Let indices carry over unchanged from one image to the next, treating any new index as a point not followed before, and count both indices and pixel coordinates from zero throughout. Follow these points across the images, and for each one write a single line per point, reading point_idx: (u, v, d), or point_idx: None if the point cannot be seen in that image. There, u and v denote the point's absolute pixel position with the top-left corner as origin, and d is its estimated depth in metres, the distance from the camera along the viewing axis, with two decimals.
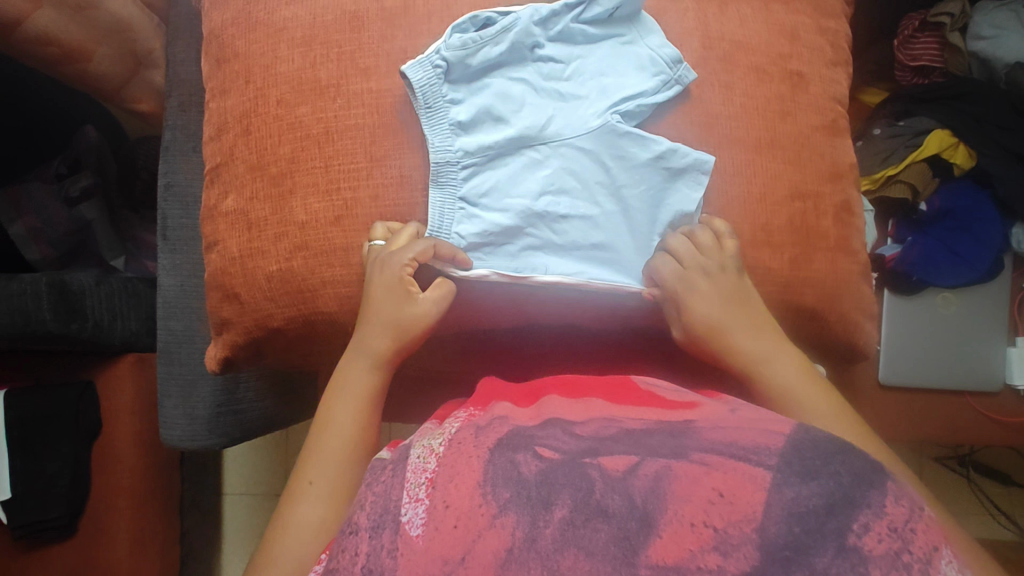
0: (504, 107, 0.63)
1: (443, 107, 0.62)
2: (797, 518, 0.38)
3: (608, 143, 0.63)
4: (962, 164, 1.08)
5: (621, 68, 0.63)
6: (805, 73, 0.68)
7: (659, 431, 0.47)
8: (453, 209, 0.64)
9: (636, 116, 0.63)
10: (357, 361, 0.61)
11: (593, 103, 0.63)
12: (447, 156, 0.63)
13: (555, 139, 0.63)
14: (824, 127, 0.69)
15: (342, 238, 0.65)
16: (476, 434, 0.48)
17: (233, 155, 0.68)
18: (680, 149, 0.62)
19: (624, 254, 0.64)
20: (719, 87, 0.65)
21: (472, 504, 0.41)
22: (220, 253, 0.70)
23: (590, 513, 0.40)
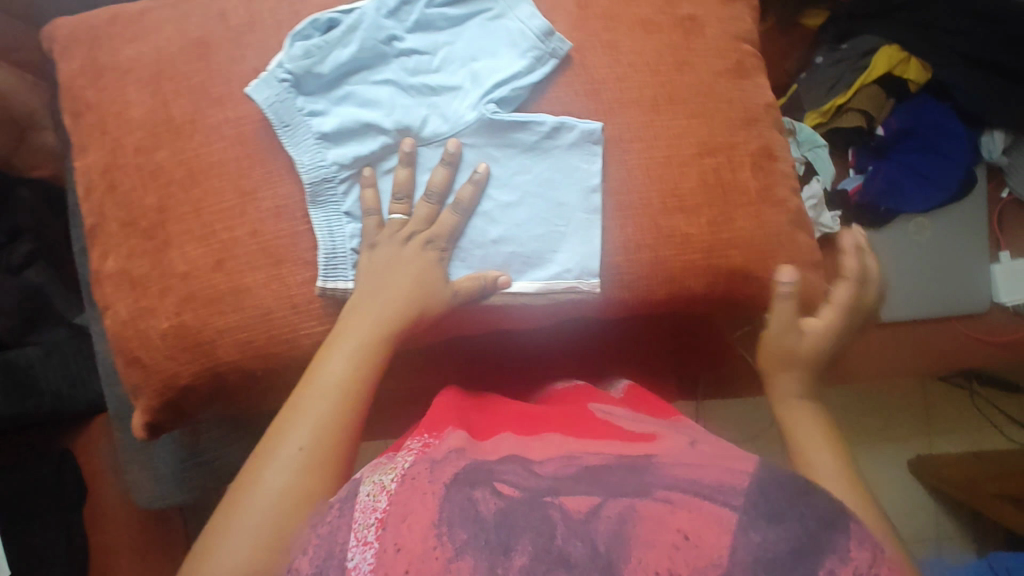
0: (372, 111, 0.56)
1: (303, 121, 0.55)
2: (764, 565, 0.35)
3: (490, 137, 0.57)
4: (917, 79, 1.00)
5: (491, 48, 0.57)
6: (697, 17, 0.63)
7: (618, 466, 0.43)
8: (340, 226, 0.58)
9: (516, 101, 0.57)
10: (347, 345, 0.53)
11: (467, 93, 0.57)
12: (321, 174, 0.56)
13: (434, 139, 0.57)
14: (729, 70, 0.63)
15: (226, 282, 0.60)
16: (431, 468, 0.44)
17: (105, 214, 0.63)
18: (566, 123, 0.57)
19: (531, 247, 0.59)
20: (603, 50, 0.59)
21: (425, 546, 0.38)
22: (113, 318, 0.65)
23: (550, 563, 0.37)
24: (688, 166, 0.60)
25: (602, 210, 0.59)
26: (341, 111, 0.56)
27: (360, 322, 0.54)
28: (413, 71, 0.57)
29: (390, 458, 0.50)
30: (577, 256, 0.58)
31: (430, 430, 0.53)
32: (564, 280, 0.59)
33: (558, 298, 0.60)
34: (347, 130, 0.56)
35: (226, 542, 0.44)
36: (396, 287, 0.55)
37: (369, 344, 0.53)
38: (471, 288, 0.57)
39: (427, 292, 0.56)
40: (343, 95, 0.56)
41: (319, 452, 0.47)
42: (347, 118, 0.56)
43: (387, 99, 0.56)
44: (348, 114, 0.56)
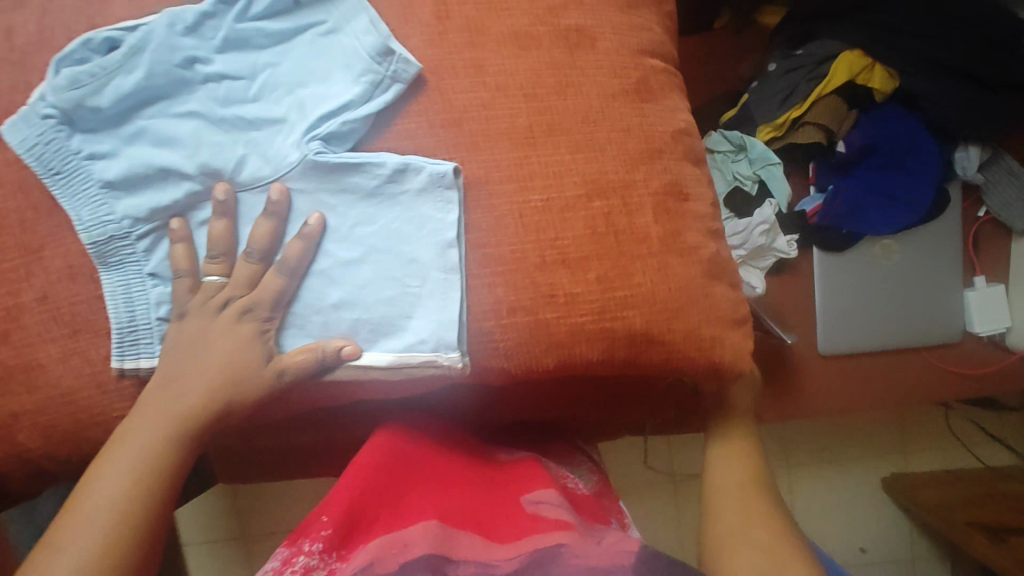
0: (170, 152, 0.46)
1: (80, 167, 0.45)
2: None
3: (320, 182, 0.46)
4: (881, 89, 0.89)
5: (319, 71, 0.47)
6: (585, 27, 0.52)
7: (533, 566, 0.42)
8: (143, 292, 0.48)
9: (352, 135, 0.46)
10: (137, 448, 0.44)
11: (290, 127, 0.46)
12: (107, 230, 0.46)
13: (253, 184, 0.47)
14: (628, 91, 0.52)
15: (14, 358, 0.50)
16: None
17: None
18: (412, 164, 0.46)
19: (379, 314, 0.48)
20: (466, 70, 0.49)
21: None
22: None
23: None
24: (572, 212, 0.49)
25: (463, 267, 0.48)
26: (132, 153, 0.46)
27: (152, 417, 0.45)
28: (224, 101, 0.46)
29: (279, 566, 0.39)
30: (432, 323, 0.47)
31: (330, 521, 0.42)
32: (419, 352, 0.48)
33: (415, 373, 0.49)
34: (139, 175, 0.46)
35: None
36: (201, 376, 0.46)
37: (163, 448, 0.45)
38: (305, 364, 0.47)
39: (240, 378, 0.46)
40: (133, 131, 0.46)
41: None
42: (138, 161, 0.45)
43: (188, 137, 0.46)
44: (139, 156, 0.45)
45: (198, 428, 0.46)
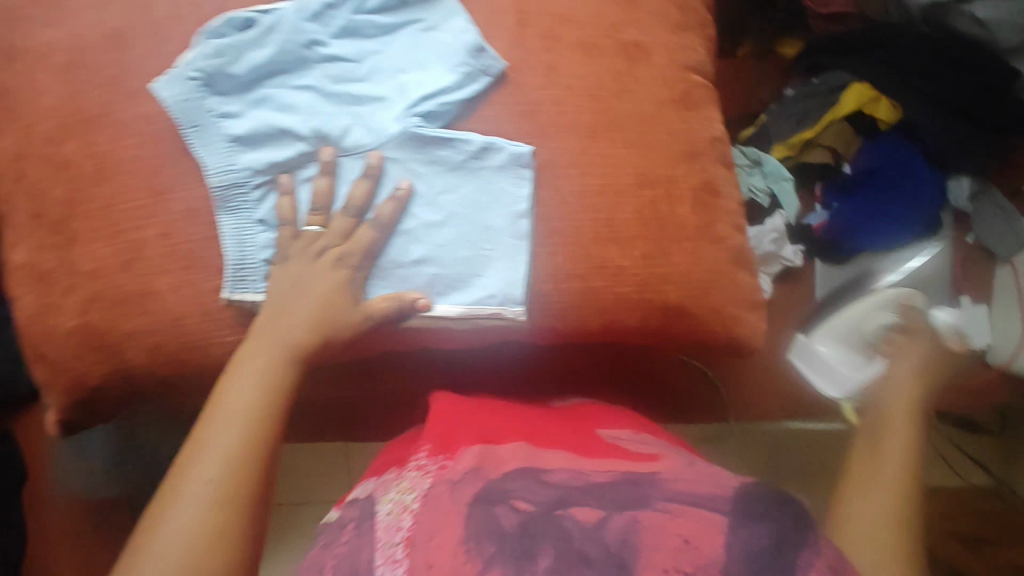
0: (289, 117, 0.54)
1: (212, 123, 0.53)
2: (751, 560, 0.42)
3: (415, 153, 0.55)
4: (886, 118, 0.98)
5: (420, 61, 0.56)
6: (642, 43, 0.61)
7: (623, 484, 0.48)
8: (253, 234, 0.56)
9: (443, 115, 0.55)
10: (252, 364, 0.50)
11: (392, 105, 0.55)
12: (229, 178, 0.54)
13: (356, 151, 0.55)
14: (675, 100, 0.61)
15: (135, 284, 0.58)
16: (450, 489, 0.48)
17: (12, 203, 0.60)
18: (495, 144, 0.55)
19: (453, 271, 0.56)
20: (542, 72, 0.58)
21: (456, 561, 0.43)
22: (19, 312, 0.63)
23: (573, 562, 0.42)
24: (621, 199, 0.57)
25: (530, 236, 0.56)
26: (258, 114, 0.54)
27: (266, 343, 0.51)
28: (337, 79, 0.55)
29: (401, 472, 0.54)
30: (502, 281, 0.56)
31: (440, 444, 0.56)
32: (488, 306, 0.56)
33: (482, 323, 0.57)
34: (262, 134, 0.54)
35: None
36: (302, 304, 0.52)
37: (277, 367, 0.50)
38: (386, 310, 0.55)
39: (330, 316, 0.53)
40: (260, 98, 0.54)
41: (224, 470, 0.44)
42: (261, 122, 0.54)
43: (306, 106, 0.54)
44: (263, 118, 0.54)
45: (305, 354, 0.52)
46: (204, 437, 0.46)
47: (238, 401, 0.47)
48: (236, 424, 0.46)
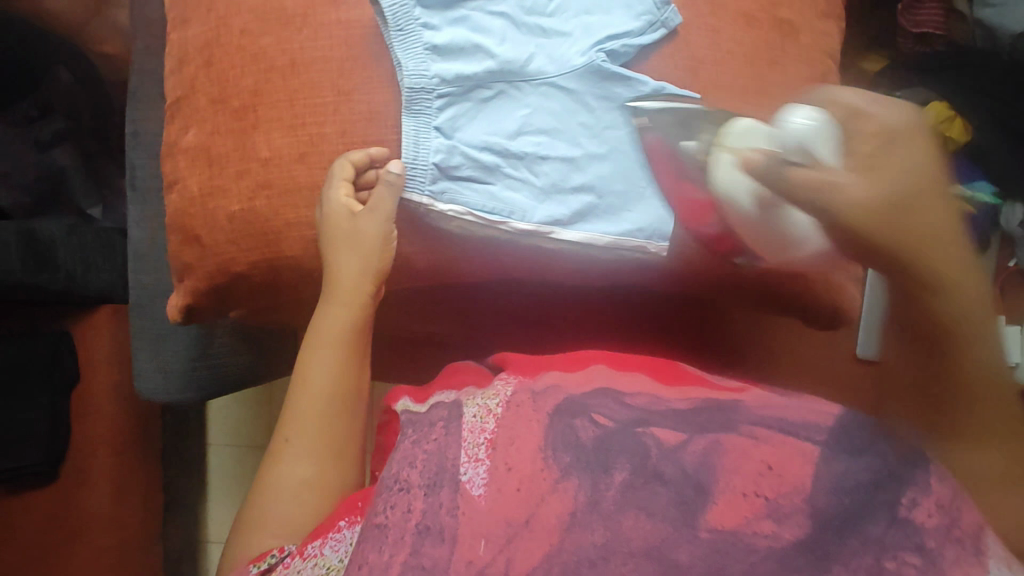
0: (484, 37, 0.61)
1: (416, 30, 0.60)
2: (845, 492, 0.45)
3: (595, 84, 0.62)
4: (957, 139, 1.04)
5: (606, 6, 0.62)
6: (793, 21, 0.66)
7: (706, 408, 0.53)
8: (428, 138, 0.61)
9: (620, 57, 0.63)
10: (325, 353, 0.58)
11: (577, 41, 0.62)
12: (421, 83, 0.60)
13: (537, 77, 0.61)
14: (814, 79, 0.67)
15: (307, 177, 0.62)
16: (533, 398, 0.55)
17: (195, 88, 0.64)
18: (664, 88, 0.62)
19: (606, 204, 0.63)
20: (706, 32, 0.64)
21: (534, 467, 0.47)
22: (179, 193, 0.66)
23: (648, 476, 0.47)
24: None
25: None
26: (455, 30, 0.60)
27: (346, 281, 0.60)
28: (530, 11, 0.62)
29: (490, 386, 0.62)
30: (652, 216, 0.64)
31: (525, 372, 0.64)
32: (633, 239, 0.64)
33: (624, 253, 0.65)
34: (457, 48, 0.60)
35: (276, 468, 0.55)
36: (352, 265, 0.60)
37: (355, 302, 0.60)
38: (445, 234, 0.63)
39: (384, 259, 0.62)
40: (459, 16, 0.61)
41: (313, 445, 0.56)
42: (458, 37, 0.60)
43: (499, 30, 0.61)
44: (461, 35, 0.60)
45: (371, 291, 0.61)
46: (306, 363, 0.58)
47: (327, 328, 0.59)
48: (319, 408, 0.57)
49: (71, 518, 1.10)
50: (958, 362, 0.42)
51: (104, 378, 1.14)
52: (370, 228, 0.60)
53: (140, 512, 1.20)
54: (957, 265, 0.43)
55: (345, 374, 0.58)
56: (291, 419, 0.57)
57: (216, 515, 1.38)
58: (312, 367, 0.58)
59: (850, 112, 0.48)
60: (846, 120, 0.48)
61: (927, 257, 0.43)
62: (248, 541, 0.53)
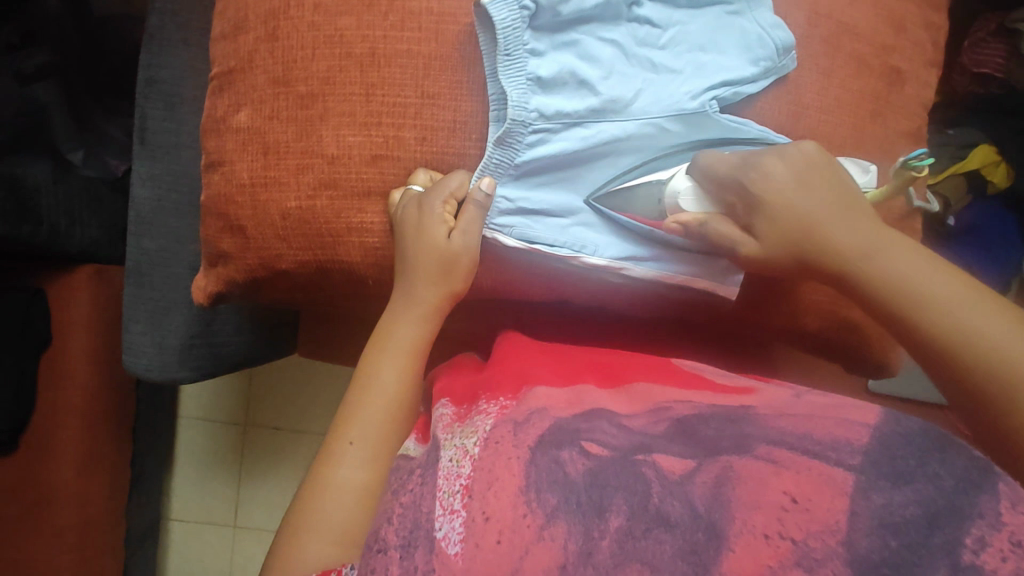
0: (589, 66, 0.57)
1: (523, 57, 0.55)
2: (893, 530, 0.37)
3: (695, 130, 0.59)
4: (998, 184, 1.04)
5: (721, 42, 0.59)
6: (902, 69, 0.64)
7: (715, 419, 0.46)
8: (505, 175, 0.58)
9: (727, 102, 0.60)
10: (391, 356, 0.55)
11: (687, 80, 0.58)
12: (522, 116, 0.55)
13: (639, 116, 0.58)
14: (910, 134, 0.65)
15: (377, 181, 0.59)
16: (514, 431, 0.46)
17: (254, 63, 0.59)
18: (770, 137, 0.59)
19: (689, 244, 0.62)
20: (815, 74, 0.61)
21: (515, 514, 0.39)
22: (226, 176, 0.61)
23: (650, 522, 0.39)
24: None
25: None
26: (562, 57, 0.56)
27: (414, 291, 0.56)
28: (641, 41, 0.59)
29: (467, 419, 0.50)
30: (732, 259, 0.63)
31: (507, 386, 0.54)
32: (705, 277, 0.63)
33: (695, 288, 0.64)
34: (562, 79, 0.57)
35: (334, 471, 0.49)
36: (427, 280, 0.56)
37: (431, 313, 0.56)
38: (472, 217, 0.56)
39: (453, 267, 0.57)
40: (569, 41, 0.57)
41: (374, 448, 0.50)
42: (565, 66, 0.56)
43: (608, 61, 0.57)
44: (567, 62, 0.56)
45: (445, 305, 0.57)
46: (375, 361, 0.55)
47: (401, 334, 0.56)
48: (381, 410, 0.52)
49: (32, 489, 1.03)
50: (987, 357, 0.43)
51: (81, 346, 1.05)
52: (462, 251, 0.57)
53: (110, 488, 1.12)
54: (893, 247, 0.48)
55: (414, 374, 0.54)
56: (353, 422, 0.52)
57: (179, 493, 1.32)
58: (373, 372, 0.54)
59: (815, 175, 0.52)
60: (800, 186, 0.51)
61: (900, 278, 0.47)
62: (297, 551, 0.45)
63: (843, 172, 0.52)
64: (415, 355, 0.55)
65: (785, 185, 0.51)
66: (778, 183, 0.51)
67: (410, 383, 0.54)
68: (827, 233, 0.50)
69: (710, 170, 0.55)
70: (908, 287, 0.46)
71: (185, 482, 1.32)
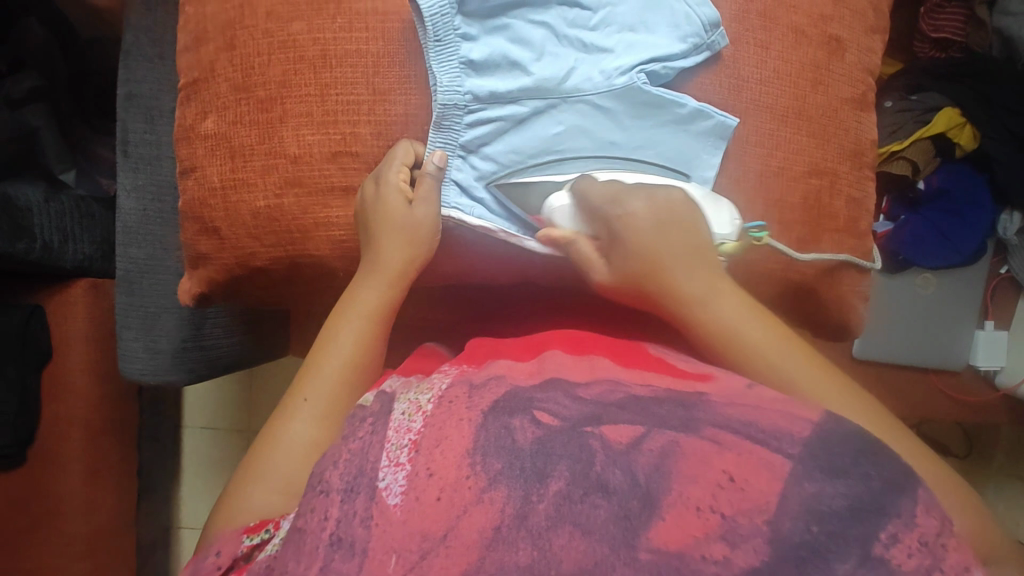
0: (520, 50, 0.61)
1: (455, 42, 0.59)
2: (817, 517, 0.35)
3: (634, 104, 0.61)
4: (965, 145, 1.06)
5: (651, 25, 0.62)
6: (842, 38, 0.66)
7: (669, 401, 0.44)
8: (453, 156, 0.62)
9: (659, 78, 0.63)
10: (353, 320, 0.58)
11: (619, 58, 0.62)
12: (455, 99, 0.60)
13: (573, 94, 0.61)
14: (854, 100, 0.67)
15: (340, 176, 0.62)
16: (469, 394, 0.45)
17: (214, 71, 0.63)
18: (705, 110, 0.62)
19: None
20: (755, 48, 0.64)
21: (458, 474, 0.38)
22: (197, 181, 0.65)
23: (589, 487, 0.37)
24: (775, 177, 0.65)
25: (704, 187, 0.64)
26: (492, 41, 0.61)
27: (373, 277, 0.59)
28: (571, 23, 0.62)
29: (424, 380, 0.52)
30: None
31: (470, 362, 0.56)
32: None
33: None
34: (494, 62, 0.61)
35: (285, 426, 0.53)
36: (397, 250, 0.59)
37: (394, 280, 0.59)
38: (428, 191, 0.60)
39: (420, 237, 0.60)
40: (500, 26, 0.61)
41: (326, 410, 0.53)
42: (497, 50, 0.60)
43: (539, 43, 0.61)
44: (498, 46, 0.60)
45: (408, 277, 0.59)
46: (336, 326, 0.57)
47: (365, 301, 0.58)
48: (335, 372, 0.55)
49: (44, 499, 1.07)
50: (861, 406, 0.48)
51: (82, 359, 1.09)
52: (424, 218, 0.60)
53: (118, 494, 1.16)
54: (727, 315, 0.51)
55: (373, 339, 0.57)
56: (310, 380, 0.55)
57: (186, 504, 1.35)
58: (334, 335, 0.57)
59: (659, 220, 0.54)
60: (660, 230, 0.54)
61: (722, 326, 0.50)
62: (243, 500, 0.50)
63: (699, 221, 0.55)
64: (375, 320, 0.58)
65: (641, 227, 0.53)
66: (638, 219, 0.54)
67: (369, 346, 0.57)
68: (671, 278, 0.52)
69: (587, 194, 0.56)
70: (742, 328, 0.50)
71: (194, 488, 1.35)
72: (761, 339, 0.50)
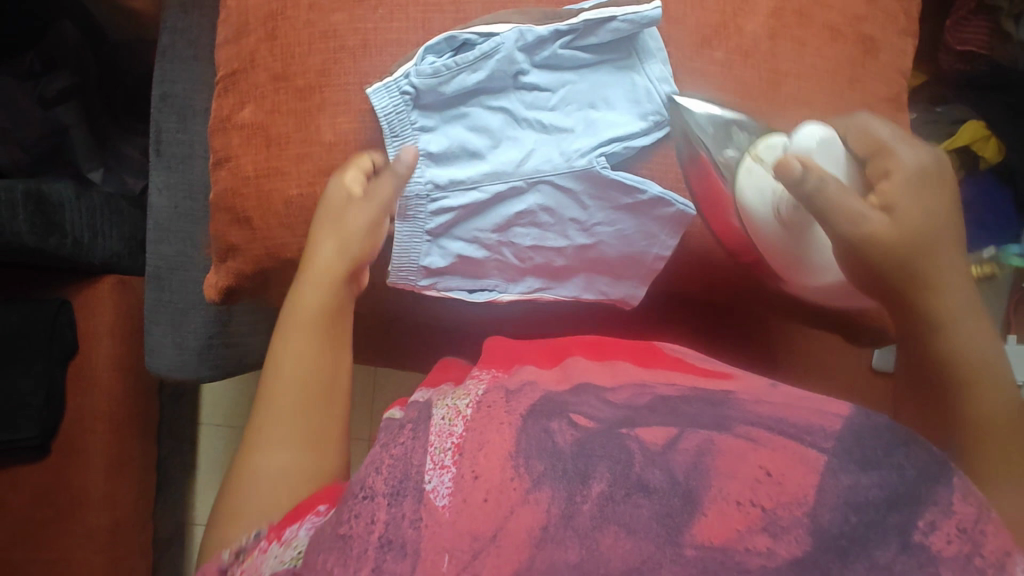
0: (478, 137, 0.64)
1: (411, 135, 0.62)
2: (854, 508, 0.35)
3: (592, 186, 0.64)
4: (989, 160, 1.05)
5: (610, 102, 0.64)
6: (876, 37, 0.67)
7: (696, 399, 0.44)
8: (419, 241, 0.65)
9: (619, 155, 0.65)
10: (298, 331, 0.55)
11: (579, 138, 0.64)
12: (416, 189, 0.63)
13: (532, 175, 0.63)
14: (889, 99, 0.68)
15: None
16: (507, 399, 0.45)
17: (255, 61, 0.65)
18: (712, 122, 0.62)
19: (629, 236, 0.66)
20: (791, 44, 0.64)
21: (503, 476, 0.38)
22: (232, 170, 0.66)
23: (631, 488, 0.37)
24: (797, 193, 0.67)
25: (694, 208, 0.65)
26: (451, 130, 0.63)
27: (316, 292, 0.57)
28: (530, 106, 0.64)
29: (460, 386, 0.52)
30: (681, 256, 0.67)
31: (497, 367, 0.56)
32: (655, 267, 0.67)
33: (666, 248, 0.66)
34: (453, 153, 0.63)
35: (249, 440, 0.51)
36: (323, 286, 0.57)
37: (334, 309, 0.57)
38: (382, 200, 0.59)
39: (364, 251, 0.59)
40: (458, 114, 0.63)
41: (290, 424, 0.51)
42: (454, 140, 0.63)
43: (497, 129, 0.64)
44: (456, 135, 0.63)
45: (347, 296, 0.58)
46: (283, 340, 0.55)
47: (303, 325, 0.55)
48: (291, 390, 0.53)
49: (65, 492, 1.06)
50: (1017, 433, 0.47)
51: (108, 353, 1.10)
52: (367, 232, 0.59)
53: (138, 489, 1.16)
54: (960, 313, 0.51)
55: (321, 348, 0.55)
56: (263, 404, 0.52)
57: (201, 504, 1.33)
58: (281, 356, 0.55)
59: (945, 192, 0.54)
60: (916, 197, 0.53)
61: (944, 320, 0.51)
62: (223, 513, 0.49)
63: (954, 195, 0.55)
64: (323, 331, 0.55)
65: (922, 200, 0.53)
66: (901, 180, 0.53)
67: (317, 364, 0.54)
68: (925, 266, 0.52)
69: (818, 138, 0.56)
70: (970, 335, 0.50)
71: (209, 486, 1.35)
72: (981, 341, 0.50)
